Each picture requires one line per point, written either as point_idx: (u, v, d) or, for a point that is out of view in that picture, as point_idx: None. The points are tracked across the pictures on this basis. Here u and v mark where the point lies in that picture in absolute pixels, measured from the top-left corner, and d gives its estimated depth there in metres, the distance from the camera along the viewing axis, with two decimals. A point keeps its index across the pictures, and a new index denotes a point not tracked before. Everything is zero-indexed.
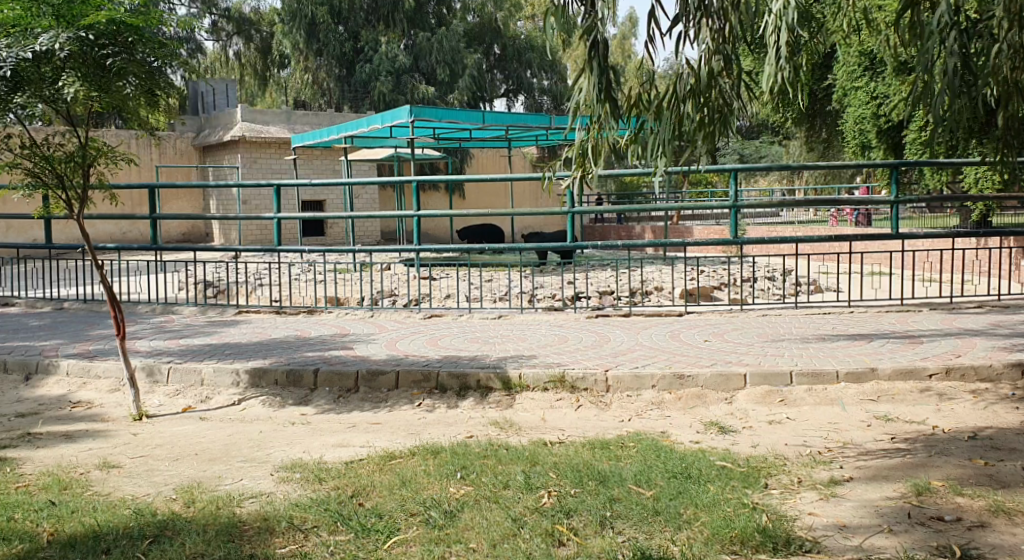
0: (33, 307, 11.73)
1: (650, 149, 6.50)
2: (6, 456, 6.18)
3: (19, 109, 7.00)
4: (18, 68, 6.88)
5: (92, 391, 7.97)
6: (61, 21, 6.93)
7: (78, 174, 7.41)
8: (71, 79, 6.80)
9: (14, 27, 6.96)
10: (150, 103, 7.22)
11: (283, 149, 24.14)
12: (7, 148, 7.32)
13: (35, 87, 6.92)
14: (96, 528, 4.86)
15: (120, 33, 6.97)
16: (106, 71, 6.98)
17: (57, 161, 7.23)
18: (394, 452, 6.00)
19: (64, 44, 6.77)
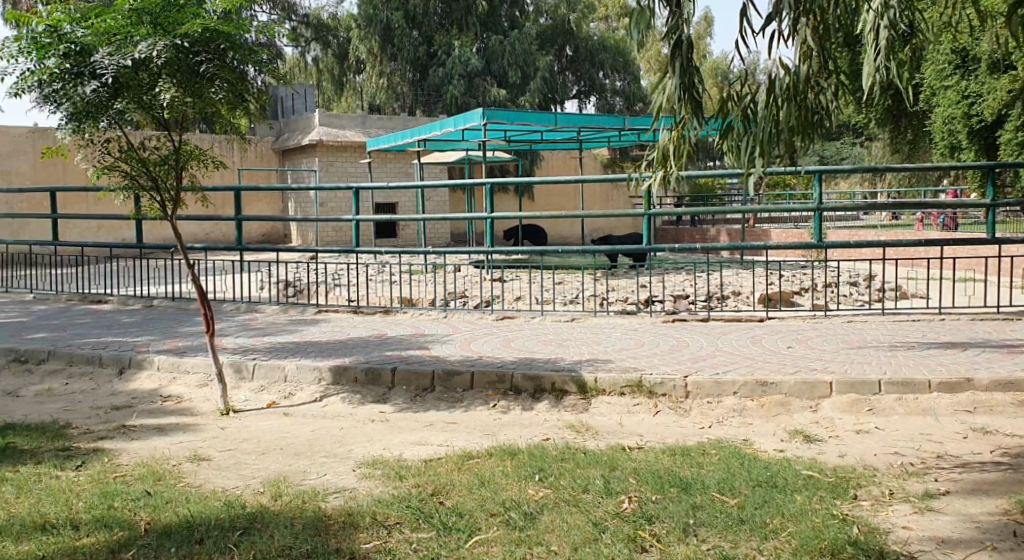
0: (124, 305, 12.11)
1: (743, 150, 6.48)
2: (103, 447, 6.42)
3: (118, 115, 7.27)
4: (118, 75, 7.13)
5: (182, 387, 8.20)
6: (159, 28, 7.21)
7: (172, 176, 7.75)
8: (168, 86, 7.09)
9: (112, 36, 7.18)
10: (241, 108, 7.54)
11: (360, 152, 24.51)
12: (106, 151, 7.59)
13: (133, 92, 7.23)
14: (190, 517, 5.06)
15: (213, 41, 7.23)
16: (199, 77, 7.24)
17: (153, 164, 7.58)
18: (471, 453, 6.22)
19: (161, 51, 7.01)
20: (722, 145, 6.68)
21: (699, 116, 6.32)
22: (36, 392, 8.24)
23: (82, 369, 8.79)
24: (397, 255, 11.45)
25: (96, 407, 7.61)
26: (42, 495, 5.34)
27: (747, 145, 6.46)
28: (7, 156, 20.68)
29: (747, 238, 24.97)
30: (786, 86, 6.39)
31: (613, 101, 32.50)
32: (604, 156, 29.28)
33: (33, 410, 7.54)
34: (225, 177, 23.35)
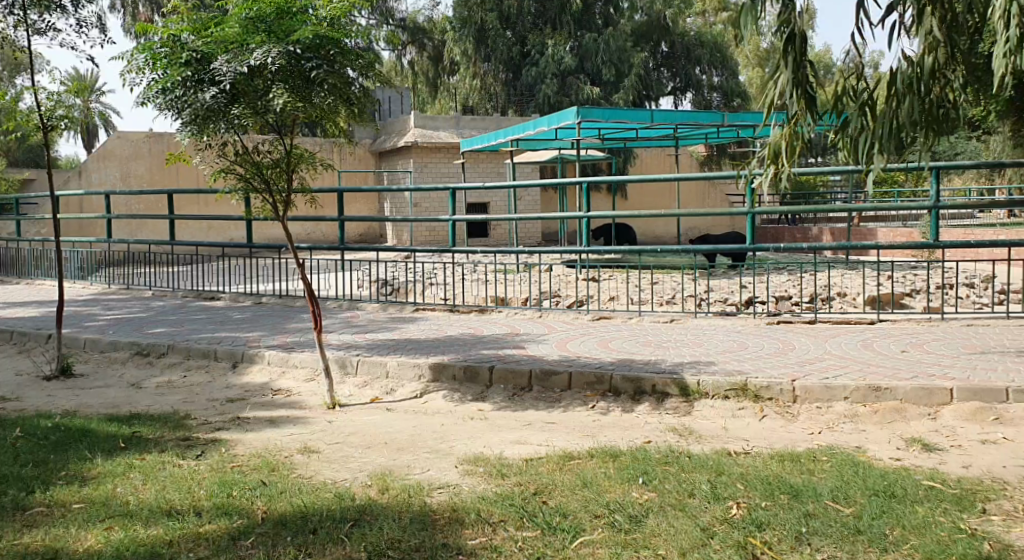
0: (235, 302, 13.63)
1: (861, 144, 6.30)
2: (221, 437, 6.84)
3: (234, 120, 7.75)
4: (235, 82, 7.61)
5: (290, 380, 8.88)
6: (273, 36, 7.66)
7: (283, 179, 8.21)
8: (280, 91, 7.54)
9: (231, 44, 7.68)
10: (348, 110, 7.94)
11: (454, 152, 24.68)
12: (222, 155, 8.08)
13: (248, 98, 7.72)
14: (304, 507, 5.28)
15: (323, 47, 7.68)
16: (310, 81, 7.68)
17: (265, 168, 8.06)
18: (572, 453, 6.21)
19: (275, 58, 7.46)
20: (837, 141, 6.49)
21: (813, 111, 6.17)
22: (159, 384, 8.95)
23: (198, 362, 9.63)
24: (492, 254, 11.44)
25: (213, 398, 8.28)
26: (167, 482, 5.66)
27: (865, 140, 6.28)
28: (130, 159, 23.26)
29: (852, 237, 24.27)
30: (909, 78, 6.22)
31: (710, 98, 31.68)
32: (700, 153, 28.90)
33: (156, 401, 8.19)
34: (324, 180, 23.98)
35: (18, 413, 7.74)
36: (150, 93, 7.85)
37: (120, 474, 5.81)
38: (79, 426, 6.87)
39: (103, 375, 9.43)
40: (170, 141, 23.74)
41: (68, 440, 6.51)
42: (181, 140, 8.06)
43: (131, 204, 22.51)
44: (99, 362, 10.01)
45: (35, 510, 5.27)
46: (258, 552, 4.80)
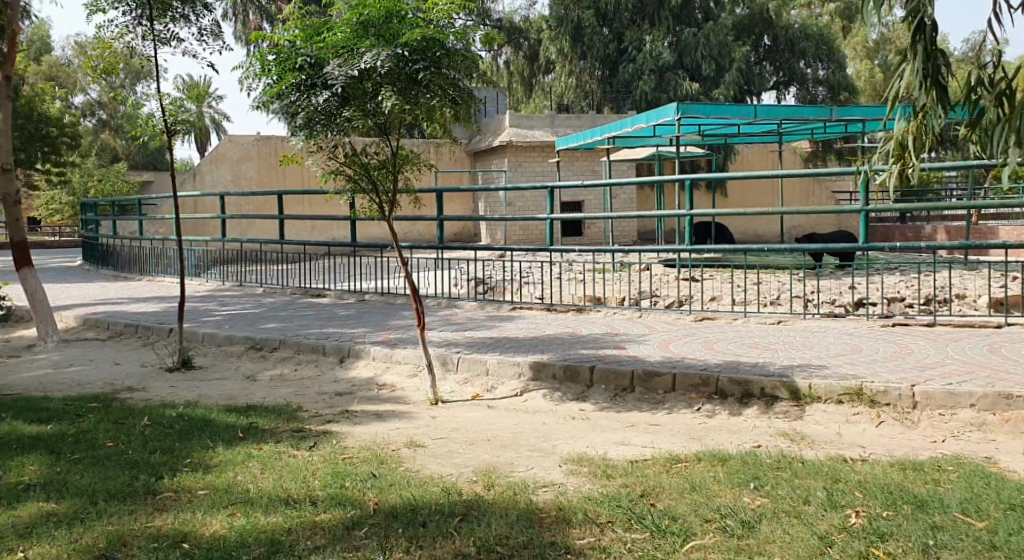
0: (340, 299, 14.46)
1: (998, 136, 5.67)
2: (333, 430, 7.15)
3: (345, 122, 8.08)
4: (346, 85, 7.92)
5: (394, 375, 9.14)
6: (382, 39, 7.93)
7: (389, 180, 8.54)
8: (388, 94, 7.83)
9: (342, 48, 7.98)
10: (453, 113, 8.18)
11: (549, 151, 24.56)
12: (332, 157, 8.44)
13: (358, 100, 8.02)
14: (414, 502, 5.45)
15: (430, 49, 7.92)
16: (417, 84, 7.95)
17: (372, 169, 8.42)
18: (680, 456, 6.10)
19: (384, 61, 7.74)
20: (972, 137, 6.06)
21: (944, 103, 5.85)
22: (271, 377, 9.48)
23: (309, 357, 10.05)
24: (591, 253, 11.39)
25: (322, 393, 8.59)
26: (284, 472, 5.97)
27: (1002, 131, 5.63)
28: (240, 162, 24.02)
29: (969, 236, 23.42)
30: None
31: (816, 92, 30.94)
32: (804, 150, 28.24)
33: (269, 393, 8.63)
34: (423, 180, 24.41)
35: (145, 402, 8.21)
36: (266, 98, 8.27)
37: (240, 463, 6.16)
38: (200, 416, 7.38)
39: (221, 367, 9.97)
40: (279, 143, 24.33)
41: (191, 429, 6.98)
42: (294, 143, 8.45)
43: (243, 205, 23.17)
44: (216, 356, 10.58)
45: (164, 494, 5.63)
46: (373, 543, 4.96)
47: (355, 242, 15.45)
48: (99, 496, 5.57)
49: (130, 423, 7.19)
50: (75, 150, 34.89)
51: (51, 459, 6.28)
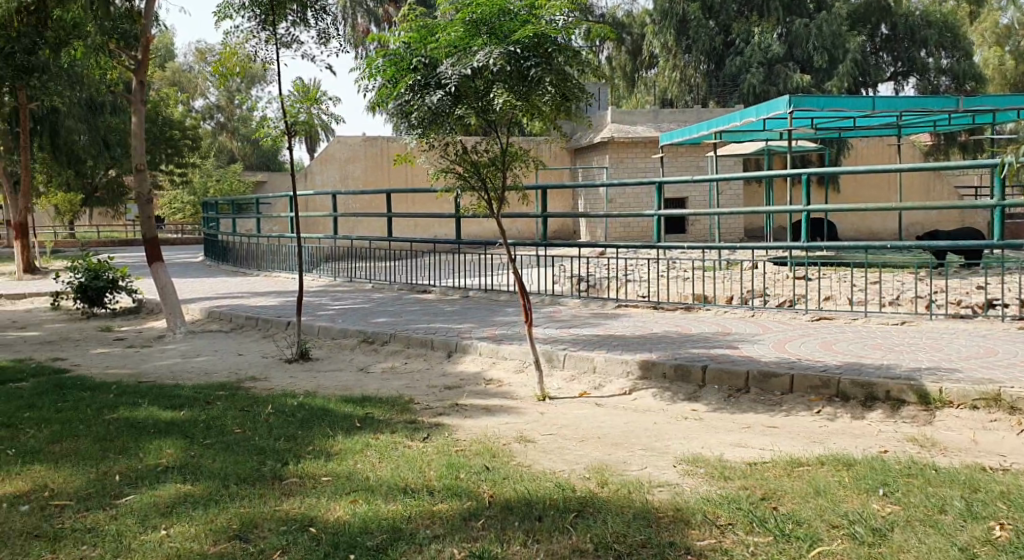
0: (445, 295, 14.57)
1: None
2: (443, 423, 7.16)
3: (457, 120, 8.16)
4: (459, 84, 7.99)
5: (501, 370, 9.14)
6: (494, 37, 7.95)
7: (499, 177, 8.58)
8: (500, 92, 7.85)
9: (455, 47, 8.04)
10: (563, 108, 8.11)
11: (652, 148, 24.26)
12: (444, 155, 8.53)
13: (470, 99, 8.07)
14: (528, 495, 5.41)
15: (542, 45, 7.88)
16: (529, 81, 7.93)
17: (482, 166, 8.47)
18: (801, 459, 5.89)
19: (496, 59, 7.76)
20: None
21: None
22: (384, 368, 9.60)
23: (418, 351, 10.13)
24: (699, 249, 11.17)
25: (431, 386, 8.64)
26: (400, 462, 6.06)
27: None
28: (349, 162, 24.48)
29: None
30: None
31: (938, 82, 29.58)
32: (923, 144, 27.25)
33: (383, 385, 8.72)
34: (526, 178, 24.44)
35: (266, 391, 8.41)
36: (380, 98, 8.45)
37: (359, 451, 6.30)
38: (320, 406, 7.52)
39: (335, 359, 10.15)
40: (387, 143, 24.63)
41: (312, 418, 7.13)
42: (407, 142, 8.58)
43: (351, 202, 23.53)
44: (330, 348, 10.77)
45: (290, 480, 5.78)
46: (490, 534, 4.97)
47: (459, 239, 15.51)
48: (230, 479, 5.76)
49: (255, 411, 7.39)
50: (195, 151, 36.19)
51: (183, 443, 6.49)
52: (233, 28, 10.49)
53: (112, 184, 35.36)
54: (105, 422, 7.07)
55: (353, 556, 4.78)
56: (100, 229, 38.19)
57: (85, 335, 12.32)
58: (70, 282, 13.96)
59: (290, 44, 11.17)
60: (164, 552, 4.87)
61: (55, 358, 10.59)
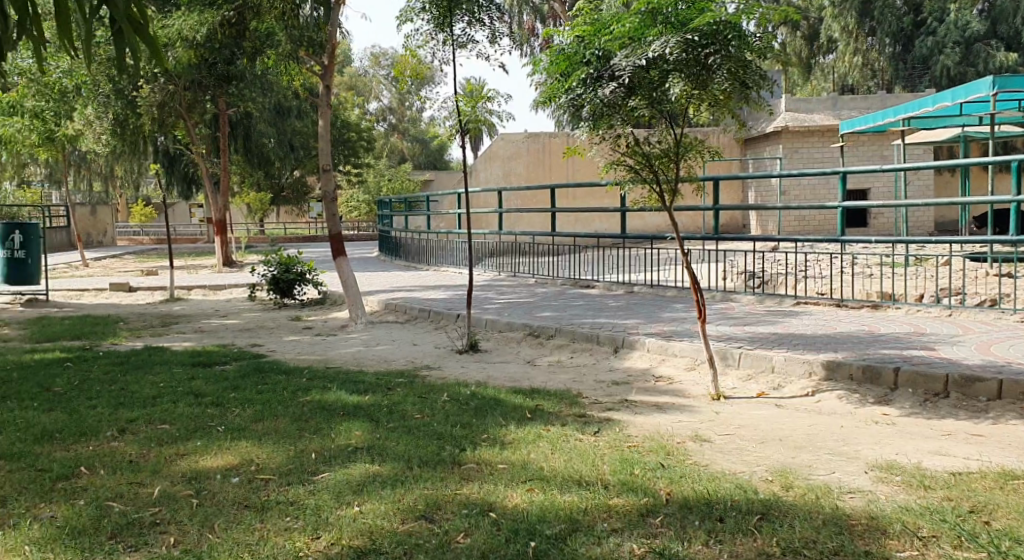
0: (610, 290, 14.31)
1: None
2: (613, 418, 6.91)
3: (630, 112, 7.86)
4: (633, 75, 7.70)
5: (671, 367, 8.82)
6: (671, 27, 7.66)
7: (672, 169, 8.20)
8: (676, 80, 7.53)
9: (630, 39, 7.81)
10: (743, 96, 7.69)
11: (829, 137, 23.11)
12: (614, 147, 8.23)
13: (645, 89, 7.77)
14: (708, 495, 5.11)
15: (721, 32, 7.52)
16: (707, 68, 7.57)
17: (655, 158, 8.11)
18: (1014, 472, 5.32)
19: (673, 47, 7.46)
20: None
21: None
22: (550, 362, 9.44)
23: (584, 346, 9.93)
24: (888, 242, 10.47)
25: (599, 381, 8.41)
26: (573, 454, 5.87)
27: None
28: (512, 158, 24.57)
29: None
30: None
31: None
32: None
33: (550, 378, 8.55)
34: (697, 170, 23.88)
35: (441, 379, 8.40)
36: (552, 92, 8.22)
37: (532, 442, 6.13)
38: (491, 396, 7.42)
39: (503, 352, 10.08)
40: (553, 141, 24.55)
41: (485, 408, 7.04)
42: (577, 136, 8.34)
43: (513, 198, 23.59)
44: (498, 340, 10.71)
45: (468, 466, 5.70)
46: (669, 531, 4.71)
47: (626, 232, 15.17)
48: (414, 462, 5.73)
49: (430, 398, 7.36)
50: (370, 151, 37.33)
51: (370, 425, 6.53)
52: (412, 32, 10.59)
53: (298, 183, 36.65)
54: (298, 404, 7.22)
55: (534, 543, 4.63)
56: (284, 225, 40.00)
57: (277, 324, 12.79)
58: (264, 275, 14.49)
59: (465, 44, 11.21)
60: (357, 528, 4.85)
61: (252, 343, 11.02)
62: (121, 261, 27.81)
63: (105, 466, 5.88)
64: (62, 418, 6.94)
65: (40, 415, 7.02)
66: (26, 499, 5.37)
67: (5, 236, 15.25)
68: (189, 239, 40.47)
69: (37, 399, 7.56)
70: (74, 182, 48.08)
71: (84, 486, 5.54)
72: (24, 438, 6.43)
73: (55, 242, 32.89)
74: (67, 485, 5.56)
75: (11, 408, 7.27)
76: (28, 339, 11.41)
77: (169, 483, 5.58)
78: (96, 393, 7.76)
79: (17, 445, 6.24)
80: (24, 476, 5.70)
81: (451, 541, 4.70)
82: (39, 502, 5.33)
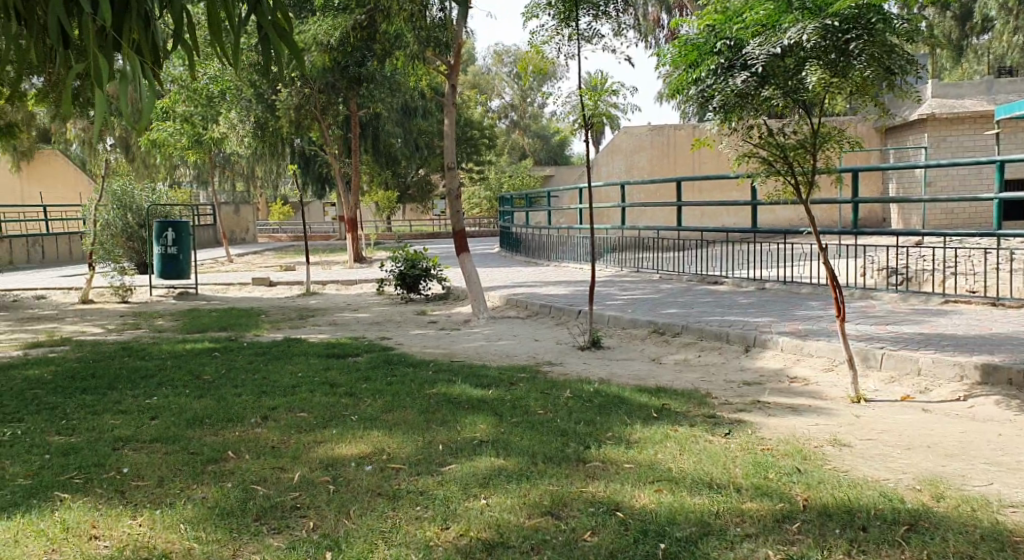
0: (739, 286, 13.85)
1: None
2: (745, 419, 6.60)
3: (764, 103, 7.50)
4: (767, 64, 7.36)
5: (807, 367, 8.42)
6: (808, 13, 7.30)
7: (808, 160, 7.80)
8: (813, 68, 7.15)
9: (764, 27, 7.48)
10: (887, 82, 7.24)
11: (982, 123, 21.80)
12: (747, 139, 7.89)
13: (779, 79, 7.40)
14: (849, 502, 4.94)
15: (863, 16, 7.11)
16: (847, 55, 7.17)
17: (789, 149, 7.71)
18: None
19: (811, 34, 7.10)
20: None
21: None
22: (676, 360, 9.15)
23: (712, 344, 9.58)
24: None
25: (729, 381, 8.07)
26: (703, 455, 5.66)
27: None
28: (635, 152, 24.20)
29: None
30: None
31: None
32: None
33: (677, 377, 8.27)
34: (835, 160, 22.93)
35: (564, 376, 8.22)
36: (681, 84, 7.96)
37: (659, 442, 5.92)
38: (616, 394, 7.19)
39: (627, 349, 9.83)
40: (677, 133, 23.98)
41: (610, 405, 6.81)
42: (707, 127, 8.05)
43: (636, 191, 23.23)
44: (621, 337, 10.45)
45: (593, 464, 5.55)
46: (808, 539, 4.59)
47: (758, 226, 14.67)
48: (538, 457, 5.62)
49: (555, 394, 7.19)
50: (493, 148, 37.48)
51: (495, 419, 6.41)
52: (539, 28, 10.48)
53: (422, 183, 37.17)
54: (426, 396, 7.16)
55: (664, 545, 4.56)
56: (409, 223, 40.58)
57: (405, 318, 12.87)
58: (391, 270, 14.61)
59: (592, 39, 11.04)
60: (485, 520, 4.84)
61: (381, 336, 11.10)
62: (261, 257, 28.73)
63: (251, 451, 5.93)
64: (212, 404, 7.07)
65: (193, 402, 7.16)
66: (182, 480, 5.47)
67: (158, 234, 15.76)
68: (323, 237, 41.67)
69: (190, 386, 7.73)
70: (216, 181, 50.17)
71: (232, 469, 5.61)
72: (178, 422, 6.56)
73: (200, 239, 34.38)
74: (217, 467, 5.64)
75: (166, 395, 7.43)
76: (178, 330, 11.84)
77: (308, 469, 5.60)
78: (242, 381, 7.91)
79: (171, 429, 6.38)
80: (176, 458, 5.80)
81: (578, 539, 4.65)
82: (193, 482, 5.42)
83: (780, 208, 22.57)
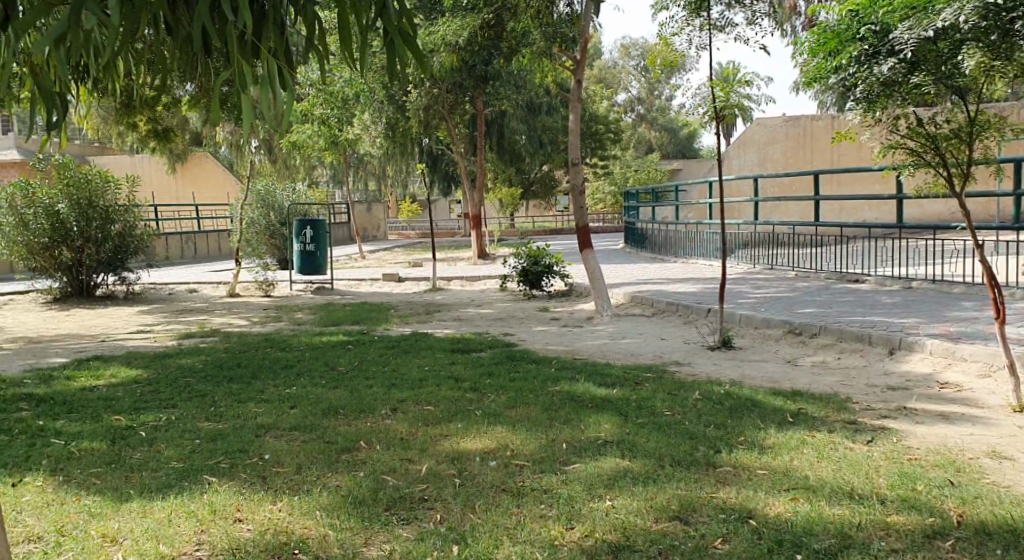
0: (883, 285, 13.01)
1: None
2: (889, 426, 6.00)
3: (914, 93, 6.59)
4: (917, 49, 6.42)
5: (959, 373, 7.70)
6: None
7: (964, 151, 6.93)
8: (972, 53, 6.22)
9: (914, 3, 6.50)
10: None
11: None
12: (893, 130, 7.01)
13: (932, 64, 6.46)
14: (1013, 520, 4.41)
15: None
16: (1013, 36, 6.16)
17: (943, 141, 6.87)
18: None
19: (970, 15, 6.11)
20: None
21: None
22: (813, 363, 8.54)
23: (853, 346, 8.92)
24: None
25: (871, 385, 7.44)
26: (843, 464, 5.15)
27: None
28: (768, 144, 23.36)
29: None
30: None
31: None
32: None
33: (813, 380, 7.68)
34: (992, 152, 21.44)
35: (691, 376, 7.76)
36: (818, 72, 7.05)
37: (795, 448, 5.42)
38: (748, 397, 6.68)
39: (760, 349, 9.26)
40: (815, 124, 22.94)
41: (741, 409, 6.32)
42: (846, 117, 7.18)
43: (769, 185, 22.38)
44: (753, 338, 9.87)
45: (724, 469, 5.11)
46: None
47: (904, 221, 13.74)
48: (666, 460, 5.20)
49: (682, 395, 6.74)
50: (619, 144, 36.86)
51: (619, 420, 6.01)
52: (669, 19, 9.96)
53: (546, 179, 36.94)
54: (549, 393, 6.82)
55: (802, 556, 4.13)
56: (534, 220, 40.36)
57: (527, 314, 12.57)
58: (513, 267, 14.36)
59: (724, 27, 10.44)
60: (610, 522, 4.47)
61: (504, 332, 10.84)
62: (391, 253, 29.01)
63: (381, 442, 5.71)
64: (345, 395, 6.90)
65: (327, 392, 7.02)
66: (317, 468, 5.28)
67: (299, 231, 15.96)
68: (449, 234, 41.92)
69: (325, 377, 7.61)
70: (352, 181, 51.30)
71: (364, 459, 5.39)
72: (314, 412, 6.41)
73: (335, 237, 35.11)
74: (350, 457, 5.43)
75: (304, 385, 7.33)
76: (316, 323, 11.91)
77: (434, 461, 5.34)
78: (372, 373, 7.75)
79: (307, 418, 6.23)
80: (313, 446, 5.63)
81: (708, 546, 4.25)
82: (327, 471, 5.22)
83: (927, 202, 21.29)
